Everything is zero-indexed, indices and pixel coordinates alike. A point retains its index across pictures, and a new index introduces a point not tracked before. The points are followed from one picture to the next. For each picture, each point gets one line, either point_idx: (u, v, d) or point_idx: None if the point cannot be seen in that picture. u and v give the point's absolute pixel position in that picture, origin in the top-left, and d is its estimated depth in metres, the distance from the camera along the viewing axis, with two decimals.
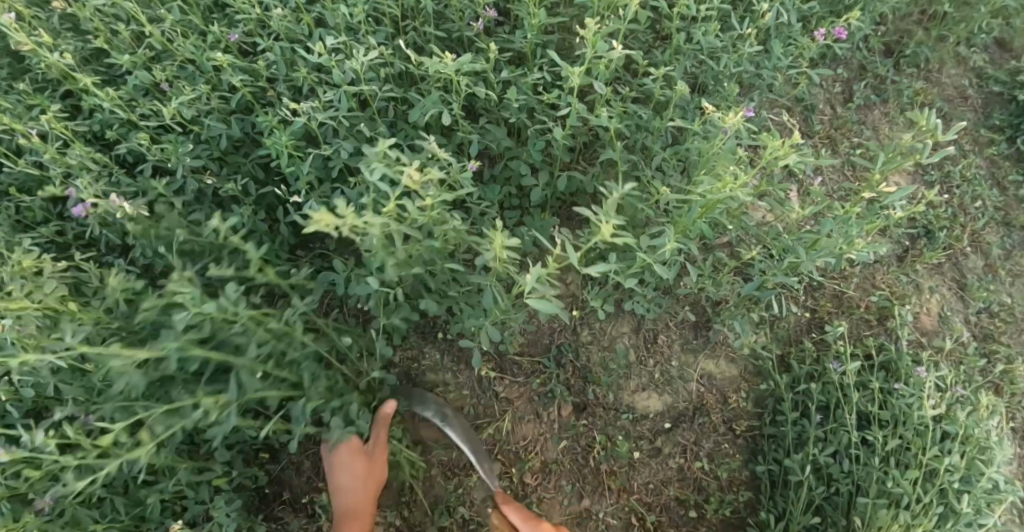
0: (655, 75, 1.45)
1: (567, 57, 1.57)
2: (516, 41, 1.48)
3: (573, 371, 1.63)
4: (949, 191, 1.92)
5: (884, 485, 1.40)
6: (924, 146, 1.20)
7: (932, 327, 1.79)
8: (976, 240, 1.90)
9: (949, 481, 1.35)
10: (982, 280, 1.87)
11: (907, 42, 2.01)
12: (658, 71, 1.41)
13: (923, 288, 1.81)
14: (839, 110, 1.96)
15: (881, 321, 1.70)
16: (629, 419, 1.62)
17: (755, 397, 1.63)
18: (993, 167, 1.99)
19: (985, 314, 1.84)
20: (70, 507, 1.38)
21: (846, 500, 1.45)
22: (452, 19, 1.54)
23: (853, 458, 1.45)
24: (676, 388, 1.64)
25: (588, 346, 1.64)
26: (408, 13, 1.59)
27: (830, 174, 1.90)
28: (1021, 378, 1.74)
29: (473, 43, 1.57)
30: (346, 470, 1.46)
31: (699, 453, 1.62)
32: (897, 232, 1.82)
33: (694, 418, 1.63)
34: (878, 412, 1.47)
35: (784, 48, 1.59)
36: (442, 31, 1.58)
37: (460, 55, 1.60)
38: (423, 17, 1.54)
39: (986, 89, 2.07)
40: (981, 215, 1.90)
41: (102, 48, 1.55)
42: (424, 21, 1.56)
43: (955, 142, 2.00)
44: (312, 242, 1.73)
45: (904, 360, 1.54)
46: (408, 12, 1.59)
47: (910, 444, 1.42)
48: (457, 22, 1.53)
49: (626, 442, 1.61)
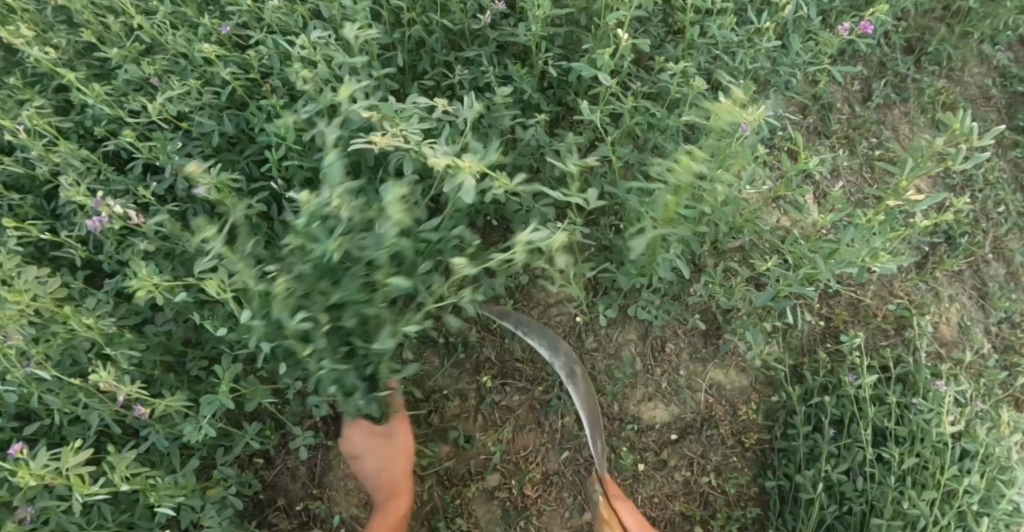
0: (668, 72, 1.39)
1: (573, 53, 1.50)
2: (521, 35, 1.42)
3: (577, 379, 1.56)
4: (971, 195, 1.85)
5: (900, 506, 1.34)
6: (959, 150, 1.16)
7: (950, 337, 1.73)
8: (998, 247, 1.83)
9: (968, 502, 1.30)
10: (1005, 289, 1.80)
11: (928, 39, 1.93)
12: (670, 68, 1.35)
13: (942, 297, 1.75)
14: (858, 109, 1.88)
15: (898, 332, 1.63)
16: (634, 430, 1.54)
17: (766, 409, 1.56)
18: (1017, 170, 1.92)
19: (1007, 324, 1.77)
20: (53, 515, 1.33)
21: (859, 520, 1.39)
22: (453, 10, 1.47)
23: (868, 476, 1.39)
24: (683, 398, 1.56)
25: (594, 352, 1.56)
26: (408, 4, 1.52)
27: (847, 175, 1.83)
28: None
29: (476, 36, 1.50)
30: (372, 453, 1.46)
31: (706, 466, 1.55)
32: (916, 238, 1.75)
33: (702, 429, 1.56)
34: (894, 428, 1.40)
35: (801, 45, 1.51)
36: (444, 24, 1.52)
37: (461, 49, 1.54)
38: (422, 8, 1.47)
39: (1011, 89, 1.99)
40: (1004, 221, 1.83)
41: (91, 40, 1.49)
42: (423, 13, 1.50)
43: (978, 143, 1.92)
44: None
45: (922, 374, 1.47)
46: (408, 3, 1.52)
47: (927, 463, 1.36)
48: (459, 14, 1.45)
49: (631, 454, 1.54)
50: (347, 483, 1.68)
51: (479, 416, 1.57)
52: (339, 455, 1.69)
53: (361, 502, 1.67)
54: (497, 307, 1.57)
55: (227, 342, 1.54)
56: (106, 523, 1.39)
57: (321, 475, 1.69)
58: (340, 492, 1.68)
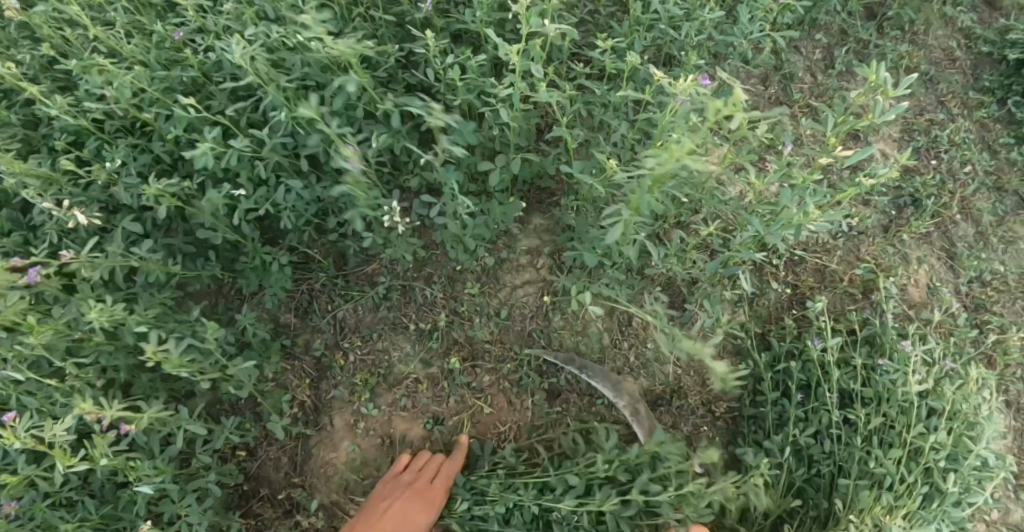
0: (607, 48, 1.39)
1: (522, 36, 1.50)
2: (466, 22, 1.43)
3: (546, 358, 1.57)
4: (936, 157, 1.86)
5: (866, 466, 1.35)
6: (877, 102, 1.44)
7: (919, 299, 1.73)
8: (965, 208, 1.83)
9: (934, 459, 1.31)
10: (973, 249, 1.81)
11: (889, 4, 1.92)
12: (608, 44, 1.35)
13: (910, 259, 1.75)
14: (820, 78, 1.88)
15: (864, 296, 1.63)
16: (604, 404, 1.56)
17: (734, 378, 1.56)
18: (983, 131, 1.91)
19: (977, 284, 1.77)
20: (39, 511, 1.36)
21: (828, 481, 1.40)
22: (401, 2, 1.48)
23: (834, 438, 1.40)
24: (651, 371, 1.56)
25: (562, 330, 1.57)
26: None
27: (812, 142, 1.83)
28: (1016, 348, 1.69)
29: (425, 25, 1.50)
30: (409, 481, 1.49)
31: (677, 436, 1.55)
32: (881, 202, 1.77)
33: (672, 401, 1.56)
34: (860, 390, 1.41)
35: (749, 14, 1.51)
36: (392, 15, 1.52)
37: (413, 41, 1.54)
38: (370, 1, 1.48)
39: (975, 50, 1.96)
40: (971, 180, 1.84)
41: (50, 54, 1.48)
42: (372, 6, 1.50)
43: (942, 106, 1.92)
44: (277, 235, 1.70)
45: (888, 334, 1.48)
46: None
47: (893, 423, 1.38)
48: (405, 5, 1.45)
49: (602, 428, 1.53)
50: (326, 471, 1.66)
51: (453, 397, 1.60)
52: (319, 443, 1.67)
53: (342, 488, 1.65)
54: (464, 290, 1.59)
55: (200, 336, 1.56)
56: (90, 517, 1.42)
57: (303, 466, 1.67)
58: (321, 478, 1.66)
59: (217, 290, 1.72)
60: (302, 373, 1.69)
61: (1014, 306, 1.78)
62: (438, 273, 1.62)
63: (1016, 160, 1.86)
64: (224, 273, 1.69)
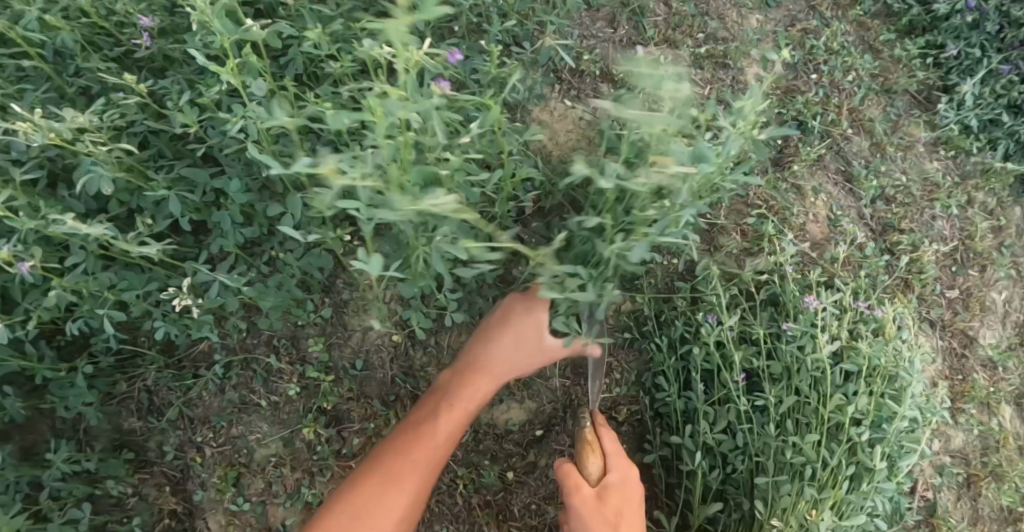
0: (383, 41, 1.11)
1: (290, 41, 1.21)
2: (199, 43, 1.10)
3: (415, 401, 1.46)
4: (816, 71, 1.66)
5: (785, 456, 1.20)
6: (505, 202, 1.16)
7: (822, 236, 1.57)
8: (855, 120, 1.65)
9: (856, 433, 1.16)
10: (871, 163, 1.64)
11: None
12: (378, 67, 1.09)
13: (805, 193, 1.59)
14: (674, 4, 1.62)
15: (758, 250, 1.46)
16: (492, 439, 1.43)
17: (627, 378, 1.45)
18: (862, 31, 1.70)
19: (881, 202, 1.62)
20: None
21: (748, 478, 1.25)
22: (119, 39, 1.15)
23: (746, 429, 1.24)
24: (535, 391, 1.43)
25: (429, 366, 1.46)
26: (60, 49, 1.18)
27: (677, 85, 1.60)
28: (929, 265, 1.55)
29: (161, 60, 1.19)
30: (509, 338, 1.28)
31: (581, 455, 1.43)
32: (763, 135, 1.59)
33: (567, 417, 1.44)
34: (765, 367, 1.25)
35: None
36: (114, 58, 1.19)
37: (156, 77, 1.23)
38: (83, 48, 1.16)
39: None
40: (856, 89, 1.65)
41: None
42: (84, 54, 1.16)
43: (814, 10, 1.68)
44: (72, 343, 1.35)
45: (789, 293, 1.32)
46: (58, 48, 1.18)
47: (808, 397, 1.22)
48: (122, 44, 1.15)
49: (495, 466, 1.42)
50: None
51: (327, 470, 1.43)
52: None
53: None
54: (310, 349, 1.41)
55: (21, 485, 1.27)
56: None
57: None
58: None
59: (44, 415, 1.39)
60: (162, 478, 1.45)
61: (922, 217, 1.63)
62: (278, 336, 1.43)
63: (901, 55, 1.67)
64: (28, 401, 1.34)
